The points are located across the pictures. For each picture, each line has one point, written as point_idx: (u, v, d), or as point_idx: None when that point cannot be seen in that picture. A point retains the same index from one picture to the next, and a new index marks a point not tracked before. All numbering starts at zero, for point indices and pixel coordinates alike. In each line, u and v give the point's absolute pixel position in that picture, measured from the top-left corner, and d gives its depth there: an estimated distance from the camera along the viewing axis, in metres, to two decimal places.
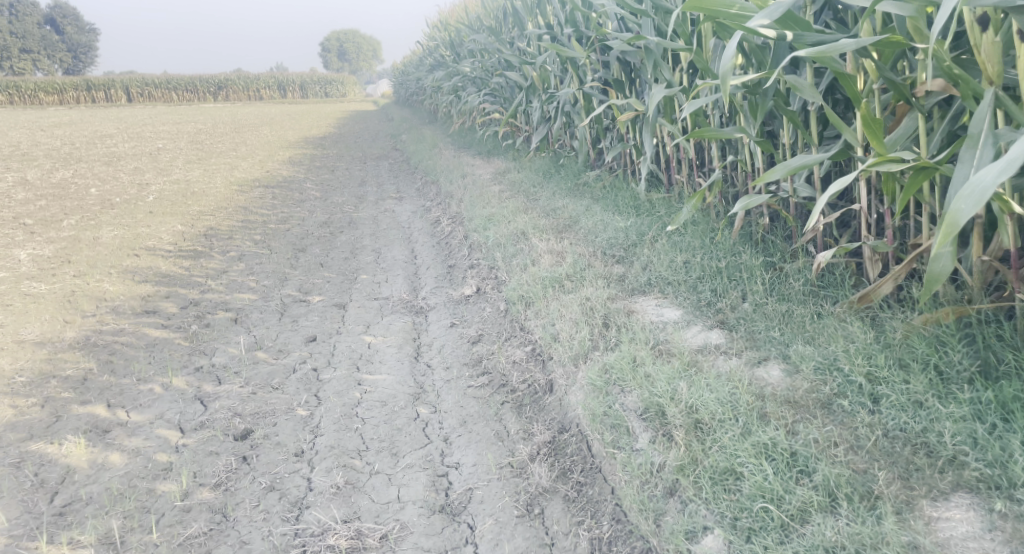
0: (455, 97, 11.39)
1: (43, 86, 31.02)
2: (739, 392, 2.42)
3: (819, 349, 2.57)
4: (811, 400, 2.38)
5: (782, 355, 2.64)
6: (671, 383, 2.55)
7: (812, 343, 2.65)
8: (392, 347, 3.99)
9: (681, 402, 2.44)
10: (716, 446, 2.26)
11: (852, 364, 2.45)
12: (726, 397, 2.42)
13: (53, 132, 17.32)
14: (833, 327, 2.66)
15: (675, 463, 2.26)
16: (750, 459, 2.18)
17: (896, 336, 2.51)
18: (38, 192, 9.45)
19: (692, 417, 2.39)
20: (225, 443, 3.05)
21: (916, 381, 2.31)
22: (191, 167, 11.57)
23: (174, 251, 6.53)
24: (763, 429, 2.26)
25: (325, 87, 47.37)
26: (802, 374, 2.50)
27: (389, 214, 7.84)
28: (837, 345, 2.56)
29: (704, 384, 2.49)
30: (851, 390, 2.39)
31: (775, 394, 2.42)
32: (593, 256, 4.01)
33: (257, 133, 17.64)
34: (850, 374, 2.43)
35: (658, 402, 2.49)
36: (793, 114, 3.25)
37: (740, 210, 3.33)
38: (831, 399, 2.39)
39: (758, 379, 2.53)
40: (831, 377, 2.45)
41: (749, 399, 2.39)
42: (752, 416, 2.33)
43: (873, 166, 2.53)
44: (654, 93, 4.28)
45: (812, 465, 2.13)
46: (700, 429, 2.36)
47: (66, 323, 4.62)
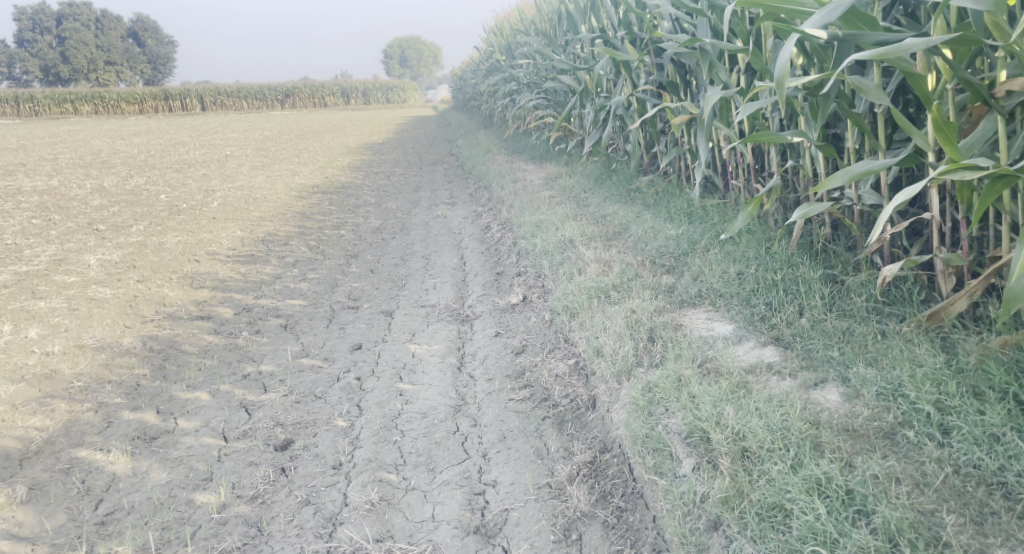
0: (510, 102, 11.34)
1: (124, 96, 32.31)
2: (790, 419, 2.25)
3: (882, 373, 2.38)
4: (871, 430, 2.20)
5: (841, 378, 2.45)
6: (717, 407, 2.39)
7: (874, 366, 2.46)
8: (435, 356, 3.91)
9: (727, 428, 2.28)
10: (764, 479, 2.10)
11: (919, 391, 2.26)
12: (778, 424, 2.25)
13: (132, 141, 18.01)
14: (898, 349, 2.47)
15: (719, 495, 2.10)
16: (801, 496, 2.01)
17: (970, 361, 2.31)
18: (113, 198, 9.74)
19: (738, 445, 2.23)
20: (265, 453, 2.98)
21: (992, 413, 2.11)
22: (255, 174, 11.78)
23: (233, 257, 6.60)
24: (815, 463, 2.09)
25: (387, 94, 48.09)
26: (863, 400, 2.32)
27: (442, 220, 7.80)
28: (901, 369, 2.36)
29: (752, 409, 2.33)
30: (917, 419, 2.20)
31: (830, 421, 2.25)
32: (642, 265, 3.87)
33: (320, 139, 17.97)
34: (916, 402, 2.24)
35: (703, 427, 2.34)
36: (858, 117, 3.05)
37: (799, 218, 3.15)
38: (895, 428, 2.20)
39: (814, 404, 2.36)
40: (895, 404, 2.26)
41: (801, 427, 2.22)
42: (805, 445, 2.16)
43: (945, 174, 2.34)
44: (709, 95, 4.11)
45: (871, 505, 1.96)
46: (747, 458, 2.20)
47: (125, 328, 4.67)
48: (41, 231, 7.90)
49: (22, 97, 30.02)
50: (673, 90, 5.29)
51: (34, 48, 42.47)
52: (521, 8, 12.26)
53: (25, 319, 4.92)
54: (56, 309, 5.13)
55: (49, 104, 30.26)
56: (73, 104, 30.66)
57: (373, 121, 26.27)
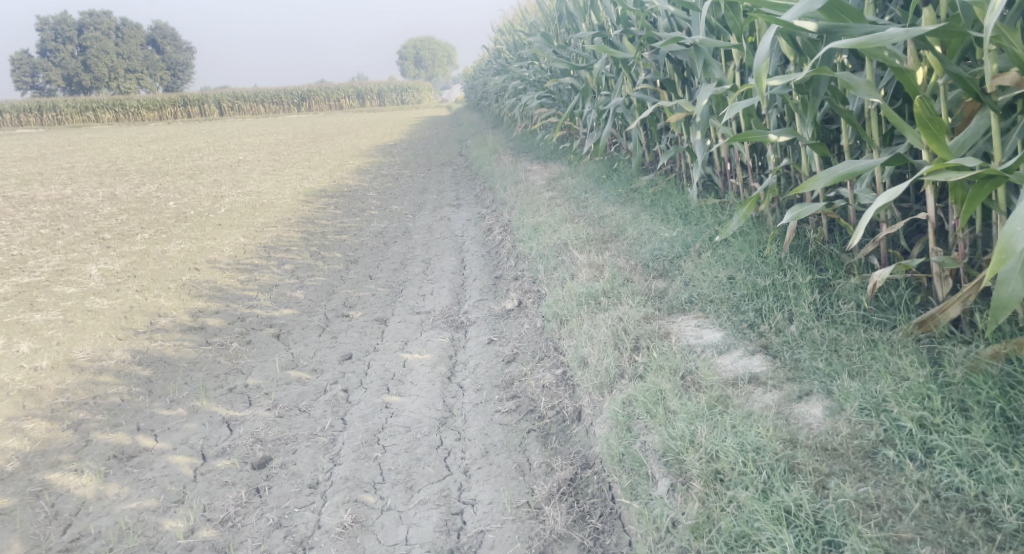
0: (517, 101, 11.22)
1: (145, 103, 32.56)
2: (766, 438, 2.15)
3: (867, 387, 2.26)
4: (850, 449, 2.09)
5: (826, 390, 2.34)
6: (691, 424, 2.29)
7: (858, 379, 2.34)
8: (425, 366, 3.82)
9: (700, 448, 2.19)
10: (733, 506, 2.01)
11: (901, 407, 2.14)
12: (754, 443, 2.15)
13: (150, 147, 18.10)
14: (884, 361, 2.35)
15: (689, 523, 2.02)
16: (768, 526, 1.92)
17: (957, 374, 2.19)
18: (123, 206, 9.75)
19: (711, 466, 2.13)
20: (241, 472, 2.95)
21: (977, 431, 2.00)
22: (265, 179, 11.77)
23: (234, 264, 6.56)
24: (786, 488, 1.99)
25: (402, 96, 48.05)
26: (846, 415, 2.21)
27: (445, 222, 7.72)
28: (885, 383, 2.24)
29: (727, 427, 2.23)
30: (900, 437, 2.09)
31: (809, 439, 2.14)
32: (634, 270, 3.77)
33: (334, 142, 17.95)
34: (899, 418, 2.13)
35: (675, 447, 2.24)
36: (850, 115, 2.94)
37: (791, 220, 3.04)
38: (876, 447, 2.09)
39: (795, 419, 2.26)
40: (878, 420, 2.15)
41: (777, 447, 2.11)
42: (778, 465, 2.07)
43: (931, 173, 2.22)
44: (702, 93, 3.98)
45: (842, 536, 1.86)
46: (719, 481, 2.10)
47: (118, 340, 4.65)
48: (49, 240, 7.93)
49: (44, 106, 30.41)
50: (671, 88, 5.16)
51: (55, 57, 42.92)
52: (527, 6, 12.13)
53: (19, 332, 4.90)
54: (52, 321, 5.11)
55: (71, 112, 30.55)
56: (94, 112, 30.88)
57: (387, 122, 26.18)
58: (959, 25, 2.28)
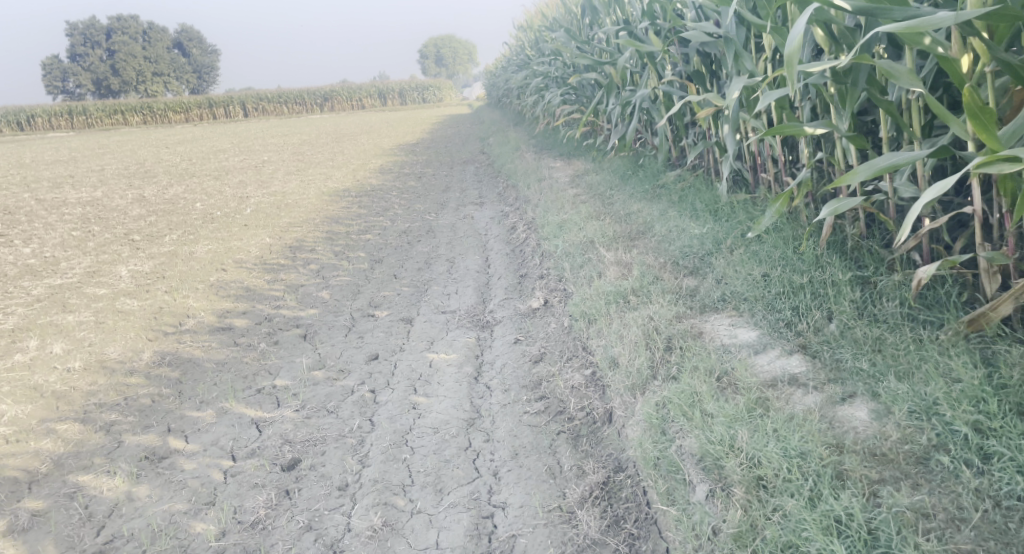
0: (539, 98, 11.14)
1: (171, 105, 32.96)
2: (811, 442, 2.07)
3: (915, 388, 2.17)
4: (900, 455, 2.01)
5: (870, 392, 2.26)
6: (730, 428, 2.22)
7: (906, 381, 2.26)
8: (451, 366, 3.77)
9: (741, 453, 2.12)
10: (779, 515, 1.94)
11: (954, 410, 2.05)
12: (798, 448, 2.08)
13: (176, 149, 18.26)
14: (934, 361, 2.25)
15: (731, 531, 1.95)
16: (817, 537, 1.84)
17: (1013, 376, 2.09)
18: (150, 208, 9.82)
19: (753, 473, 2.06)
20: (271, 474, 2.94)
21: None
22: (289, 179, 11.80)
23: (260, 264, 6.56)
24: (835, 497, 1.92)
25: (423, 95, 48.06)
26: (894, 418, 2.12)
27: (469, 221, 7.67)
28: (936, 385, 2.15)
29: (769, 431, 2.16)
30: (953, 442, 2.00)
31: (856, 444, 2.07)
32: (664, 267, 3.70)
33: (357, 142, 17.98)
34: (952, 422, 2.04)
35: (715, 451, 2.17)
36: (889, 106, 2.89)
37: (828, 215, 2.96)
38: (929, 452, 2.01)
39: (837, 422, 2.18)
40: (929, 424, 2.06)
41: (823, 453, 2.04)
42: (825, 472, 1.99)
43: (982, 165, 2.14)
44: (734, 85, 3.89)
45: (896, 548, 1.78)
46: (762, 488, 2.03)
47: (147, 341, 4.66)
48: (79, 242, 7.99)
49: (74, 110, 30.84)
50: (698, 82, 5.06)
51: (84, 61, 43.51)
52: (549, 3, 12.04)
53: (52, 334, 4.93)
54: (84, 322, 5.13)
55: (99, 116, 30.96)
56: (123, 116, 31.23)
57: (408, 121, 26.18)
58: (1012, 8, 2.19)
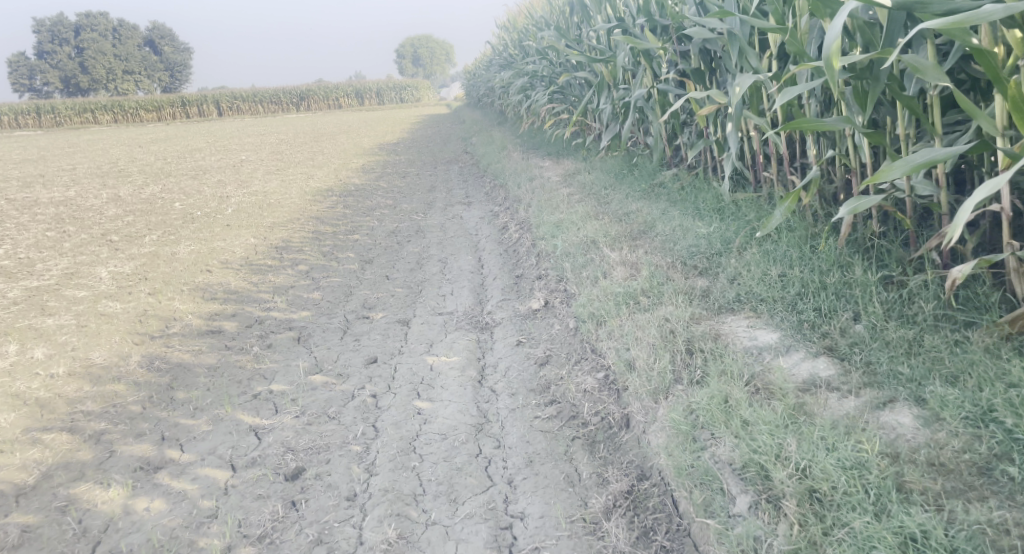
0: (524, 97, 11.03)
1: (143, 103, 32.42)
2: (867, 452, 2.03)
3: (967, 394, 2.14)
4: (961, 465, 1.96)
5: (915, 398, 2.23)
6: (774, 437, 2.16)
7: (956, 386, 2.22)
8: (454, 369, 3.66)
9: (790, 463, 2.06)
10: (846, 532, 1.87)
11: (1014, 417, 2.01)
12: (853, 458, 2.03)
13: (150, 148, 17.90)
14: (984, 365, 2.22)
15: (788, 547, 1.89)
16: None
17: None
18: (127, 207, 9.57)
19: (805, 484, 2.00)
20: (275, 484, 2.83)
21: None
22: (269, 178, 11.59)
23: (245, 265, 6.39)
24: (904, 511, 1.86)
25: (401, 94, 47.68)
26: (946, 425, 2.09)
27: (458, 221, 7.56)
28: (992, 391, 2.11)
29: (817, 440, 2.11)
30: (1018, 451, 1.96)
31: (912, 454, 2.02)
32: (672, 267, 3.62)
33: (336, 141, 17.72)
34: (1013, 429, 2.00)
35: (759, 459, 2.12)
36: (910, 101, 2.86)
37: (847, 214, 2.90)
38: (990, 462, 1.96)
39: (886, 430, 2.14)
40: (987, 431, 2.03)
41: (880, 463, 1.99)
42: (886, 483, 1.95)
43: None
44: (741, 81, 3.83)
45: None
46: (818, 501, 1.98)
47: (133, 345, 4.49)
48: (55, 243, 7.75)
49: (43, 108, 30.19)
50: (698, 79, 5.00)
51: (53, 59, 42.71)
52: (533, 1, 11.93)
53: (30, 338, 4.74)
54: (64, 326, 4.95)
55: (69, 114, 30.35)
56: (93, 114, 30.69)
57: (386, 121, 25.92)
58: None
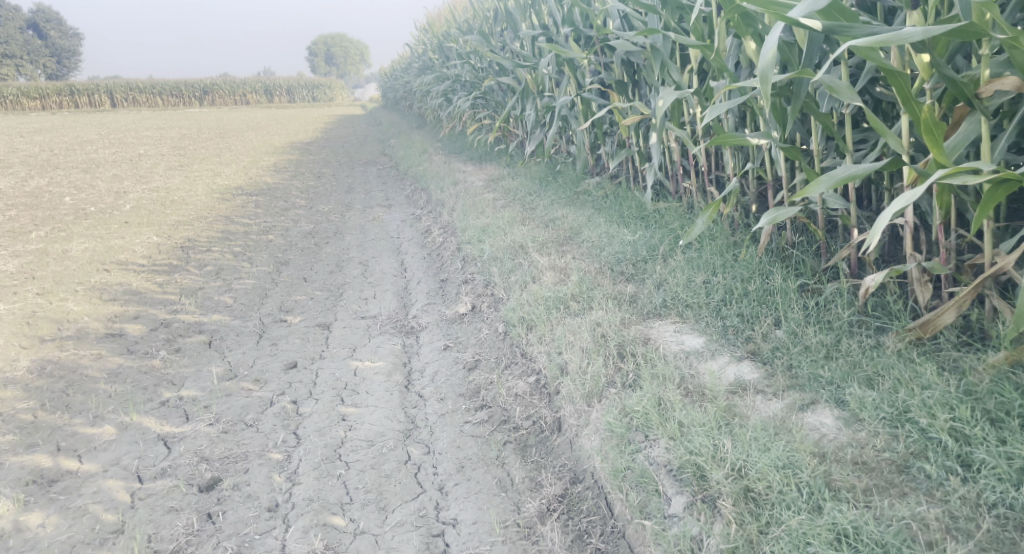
0: (445, 101, 11.00)
1: (28, 91, 30.54)
2: (797, 451, 2.13)
3: (884, 395, 2.28)
4: (882, 464, 2.09)
5: (836, 399, 2.36)
6: (709, 439, 2.25)
7: (874, 388, 2.37)
8: (379, 374, 3.60)
9: (726, 464, 2.14)
10: (781, 530, 1.95)
11: (930, 418, 2.15)
12: (785, 458, 2.12)
13: (36, 138, 16.86)
14: (901, 369, 2.37)
15: (725, 546, 1.96)
16: (825, 549, 1.87)
17: (980, 383, 2.22)
18: (12, 202, 9.00)
19: (740, 484, 2.08)
20: (188, 496, 2.74)
21: (1016, 442, 2.00)
22: (172, 175, 11.13)
23: (148, 265, 6.13)
24: (834, 508, 1.96)
25: (314, 93, 46.72)
26: (867, 426, 2.22)
27: (378, 223, 7.46)
28: (909, 393, 2.25)
29: (750, 440, 2.20)
30: (934, 449, 2.09)
31: (838, 453, 2.13)
32: (599, 273, 3.69)
33: (245, 138, 17.18)
34: (928, 429, 2.13)
35: (696, 461, 2.19)
36: (825, 118, 3.00)
37: (765, 224, 3.02)
38: (908, 460, 2.09)
39: (810, 430, 2.26)
40: (904, 431, 2.16)
41: (811, 463, 2.09)
42: (817, 481, 2.04)
43: (947, 175, 2.26)
44: (663, 94, 3.92)
45: None
46: (751, 500, 2.06)
47: (22, 350, 4.23)
48: None
49: None
50: (620, 90, 5.10)
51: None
52: (454, 6, 11.92)
53: None
54: None
55: None
56: None
57: (299, 120, 25.31)
58: (974, 26, 2.32)
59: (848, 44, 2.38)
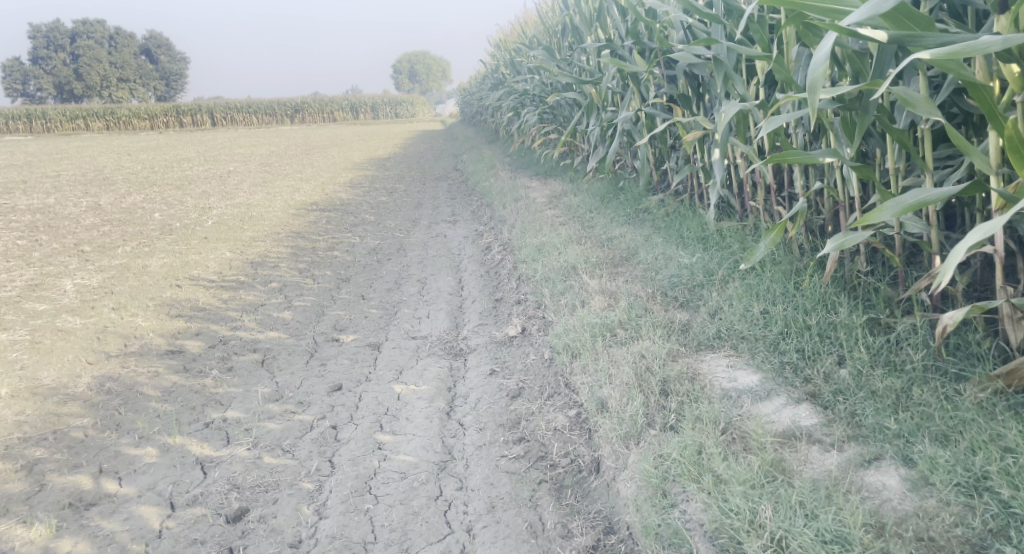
0: (515, 116, 10.88)
1: (135, 112, 32.18)
2: (850, 522, 1.93)
3: (959, 457, 2.04)
4: (953, 542, 1.86)
5: (902, 456, 2.14)
6: (750, 500, 2.06)
7: (948, 446, 2.12)
8: (421, 399, 3.45)
9: (765, 533, 1.95)
10: None
11: (1013, 489, 1.91)
12: (833, 531, 1.92)
13: (139, 157, 17.69)
14: (981, 427, 2.11)
15: None
16: None
17: None
18: (105, 217, 9.35)
19: None
20: (213, 527, 2.66)
21: None
22: (255, 190, 11.39)
23: (218, 281, 6.20)
24: None
25: (397, 110, 47.67)
26: (936, 493, 1.99)
27: (441, 240, 7.39)
28: (988, 457, 2.01)
29: (795, 505, 2.01)
30: (1016, 527, 1.85)
31: (899, 527, 1.92)
32: (651, 298, 3.48)
33: (327, 154, 17.55)
34: (1011, 502, 1.89)
35: (732, 525, 2.01)
36: (900, 135, 2.72)
37: (832, 250, 2.76)
38: (985, 539, 1.85)
39: (870, 492, 2.05)
40: (980, 503, 1.93)
41: (865, 539, 1.88)
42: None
43: None
44: (726, 108, 3.67)
45: None
46: None
47: (87, 364, 4.28)
48: (25, 252, 7.50)
49: (35, 114, 30.13)
50: (685, 103, 4.83)
51: (47, 65, 42.66)
52: (526, 20, 11.80)
53: None
54: (17, 341, 4.72)
55: (61, 120, 30.25)
56: (84, 120, 30.61)
57: (379, 136, 25.84)
58: None
59: (918, 55, 2.12)
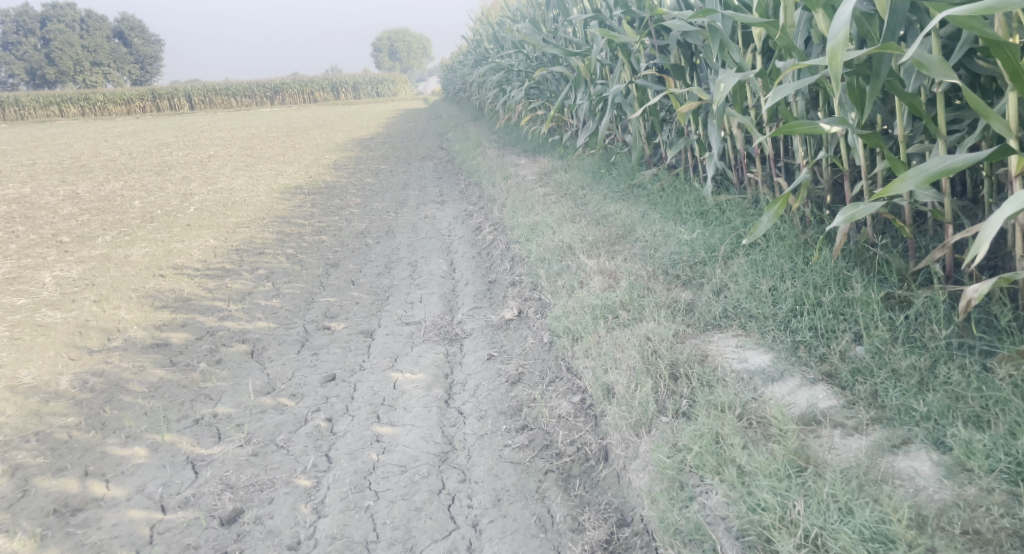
0: (501, 92, 10.67)
1: (112, 97, 31.56)
2: (892, 517, 1.86)
3: (997, 440, 1.98)
4: (1000, 534, 1.80)
5: (933, 440, 2.08)
6: (779, 494, 1.99)
7: (983, 428, 2.06)
8: (419, 388, 3.33)
9: (799, 531, 1.89)
10: None
11: None
12: (873, 527, 1.86)
13: (117, 142, 17.32)
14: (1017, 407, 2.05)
15: None
16: None
17: None
18: (84, 206, 9.12)
19: None
20: (207, 531, 2.55)
21: None
22: (238, 175, 11.18)
23: (202, 269, 6.04)
24: None
25: (378, 88, 47.06)
26: (976, 482, 1.93)
27: (430, 221, 7.24)
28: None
29: (827, 500, 1.94)
30: None
31: (941, 520, 1.85)
32: (652, 277, 3.38)
33: (309, 136, 17.24)
34: None
35: (761, 523, 1.95)
36: (913, 99, 2.61)
37: (841, 223, 2.65)
38: None
39: (904, 480, 1.99)
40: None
41: (909, 536, 1.81)
42: None
43: None
44: (721, 80, 3.48)
45: None
46: None
47: (69, 360, 4.13)
48: (3, 244, 7.29)
49: (8, 101, 29.53)
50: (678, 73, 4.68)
51: (19, 51, 41.81)
52: None
53: None
54: None
55: (36, 106, 29.71)
56: (59, 106, 30.02)
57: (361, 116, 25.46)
58: None
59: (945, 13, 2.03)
